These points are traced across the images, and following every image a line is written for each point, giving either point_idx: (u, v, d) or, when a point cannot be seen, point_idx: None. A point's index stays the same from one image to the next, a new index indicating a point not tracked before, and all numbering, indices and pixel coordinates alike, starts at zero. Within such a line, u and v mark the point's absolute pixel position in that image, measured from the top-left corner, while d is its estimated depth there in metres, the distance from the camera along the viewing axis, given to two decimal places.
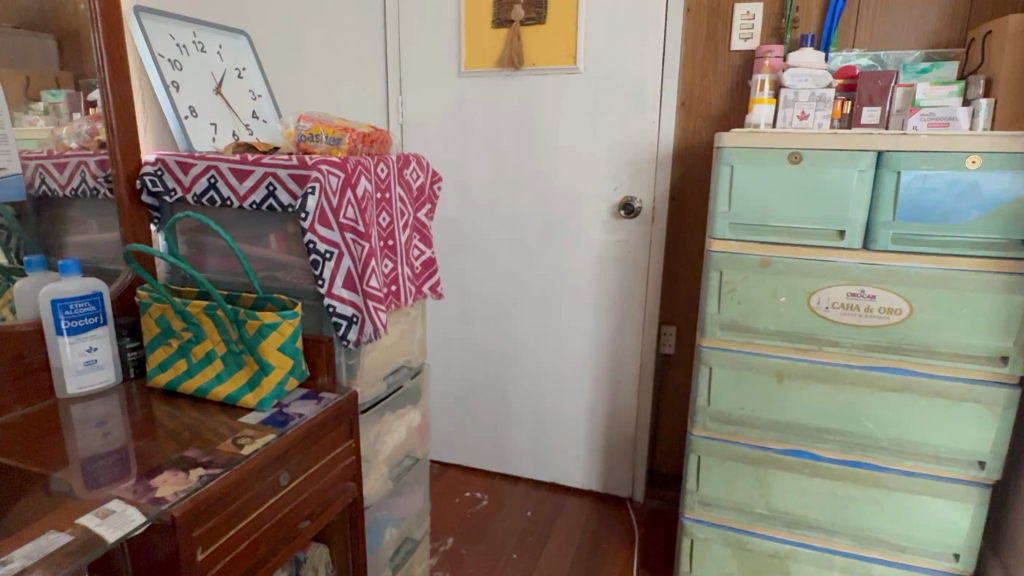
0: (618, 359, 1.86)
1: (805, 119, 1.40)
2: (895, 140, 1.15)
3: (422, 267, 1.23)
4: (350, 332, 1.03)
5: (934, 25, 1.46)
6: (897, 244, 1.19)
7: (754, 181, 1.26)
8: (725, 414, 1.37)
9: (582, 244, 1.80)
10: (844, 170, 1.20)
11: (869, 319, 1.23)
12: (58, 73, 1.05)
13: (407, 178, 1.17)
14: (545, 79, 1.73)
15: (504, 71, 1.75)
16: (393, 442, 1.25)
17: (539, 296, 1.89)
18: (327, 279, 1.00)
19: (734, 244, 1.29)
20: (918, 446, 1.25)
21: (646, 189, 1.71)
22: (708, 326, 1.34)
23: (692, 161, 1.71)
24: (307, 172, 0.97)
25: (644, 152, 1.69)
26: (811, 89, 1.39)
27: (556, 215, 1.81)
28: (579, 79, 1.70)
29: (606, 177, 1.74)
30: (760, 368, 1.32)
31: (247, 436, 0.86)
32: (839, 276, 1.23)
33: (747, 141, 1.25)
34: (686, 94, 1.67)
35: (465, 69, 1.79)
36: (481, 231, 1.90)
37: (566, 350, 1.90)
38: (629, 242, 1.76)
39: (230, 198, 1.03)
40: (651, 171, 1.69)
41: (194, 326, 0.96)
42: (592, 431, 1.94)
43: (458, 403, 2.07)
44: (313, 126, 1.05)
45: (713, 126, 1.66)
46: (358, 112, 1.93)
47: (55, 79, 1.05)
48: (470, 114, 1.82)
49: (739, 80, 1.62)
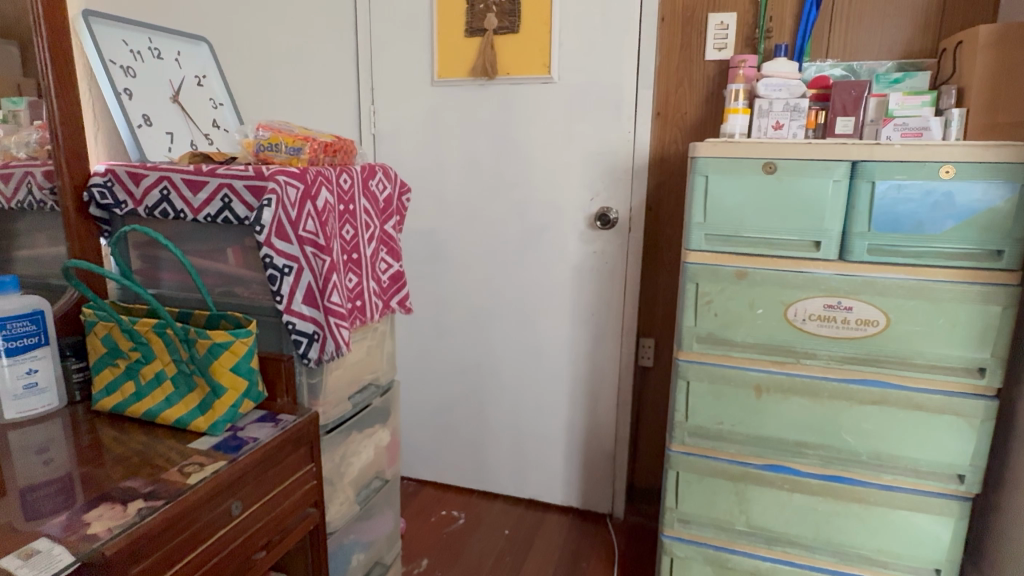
0: (597, 372, 1.82)
1: (780, 129, 1.40)
2: (868, 150, 1.14)
3: (389, 281, 1.19)
4: (310, 349, 0.99)
5: (907, 36, 1.46)
6: (873, 254, 1.18)
7: (730, 192, 1.24)
8: (704, 429, 1.34)
9: (559, 256, 1.77)
10: (819, 180, 1.18)
11: (847, 331, 1.20)
12: (22, 80, 1.01)
13: (373, 189, 1.13)
14: (520, 88, 1.70)
15: (478, 81, 1.73)
16: (360, 463, 1.20)
17: (516, 310, 1.85)
18: (286, 295, 0.96)
19: (709, 255, 1.27)
20: (899, 459, 1.23)
21: (623, 199, 1.68)
22: (685, 339, 1.31)
23: (669, 170, 1.68)
24: (263, 183, 0.93)
25: (620, 162, 1.66)
26: (786, 99, 1.39)
27: (532, 227, 1.78)
28: (555, 89, 1.67)
29: (581, 188, 1.71)
30: (738, 382, 1.29)
31: (196, 464, 0.81)
32: (817, 287, 1.21)
33: (721, 151, 1.23)
34: (658, 105, 1.65)
35: (438, 78, 1.76)
36: (456, 245, 1.87)
37: (543, 363, 1.86)
38: (606, 253, 1.73)
39: (183, 211, 0.98)
40: (626, 181, 1.67)
41: (142, 345, 0.90)
42: (570, 445, 1.90)
43: (433, 419, 2.02)
44: (273, 135, 1.02)
45: (689, 136, 1.64)
46: (329, 121, 1.89)
47: (18, 87, 1.02)
48: (444, 123, 1.79)
49: (713, 91, 1.60)
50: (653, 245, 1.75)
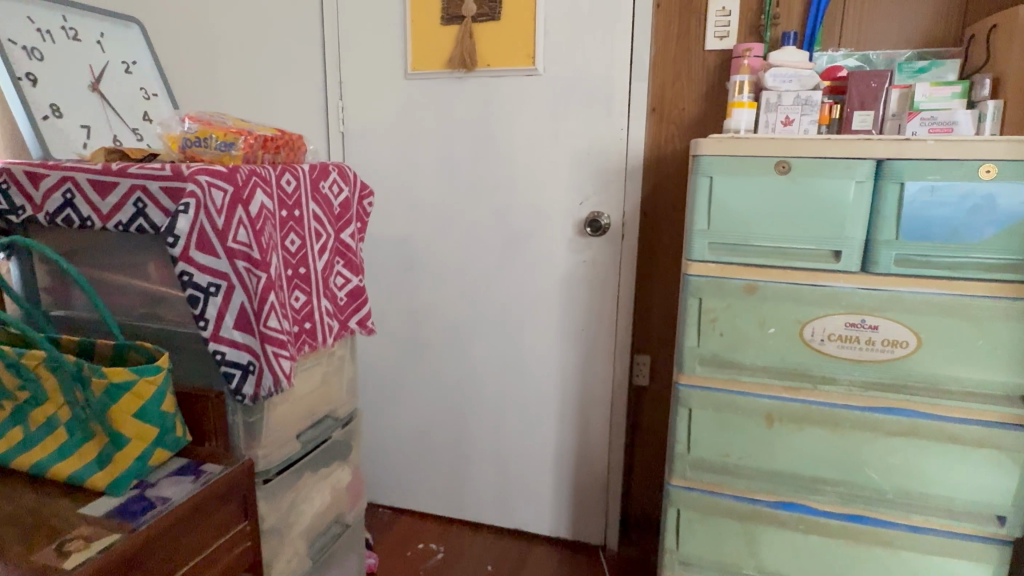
0: (588, 392, 1.67)
1: (791, 125, 1.26)
2: (896, 146, 1.00)
3: (346, 298, 1.03)
4: (245, 384, 0.83)
5: (928, 24, 1.32)
6: (900, 265, 1.03)
7: (737, 194, 1.09)
8: (707, 462, 1.18)
9: (545, 266, 1.62)
10: (839, 182, 1.04)
11: (871, 353, 1.06)
12: None
13: (326, 191, 0.96)
14: (501, 81, 1.55)
15: (455, 73, 1.57)
16: (315, 508, 1.04)
17: (498, 325, 1.70)
18: (213, 320, 0.80)
19: (714, 267, 1.12)
20: (930, 498, 1.08)
21: (615, 202, 1.53)
22: (686, 361, 1.16)
23: (665, 171, 1.53)
24: (181, 185, 0.77)
25: (612, 162, 1.51)
26: (796, 91, 1.25)
27: (516, 233, 1.62)
28: (539, 82, 1.52)
29: (570, 191, 1.56)
30: (747, 410, 1.14)
31: (80, 539, 0.64)
32: (837, 303, 1.06)
33: (727, 148, 1.08)
34: (654, 100, 1.50)
35: (412, 71, 1.60)
36: (433, 253, 1.71)
37: (529, 382, 1.71)
38: (597, 262, 1.57)
39: (90, 218, 0.82)
40: (619, 183, 1.52)
41: (30, 383, 0.73)
42: (559, 471, 1.74)
43: (411, 442, 1.86)
44: (201, 128, 0.86)
45: (688, 133, 1.49)
46: (293, 118, 1.73)
47: None
48: (419, 120, 1.63)
49: (714, 84, 1.46)
50: (649, 253, 1.59)
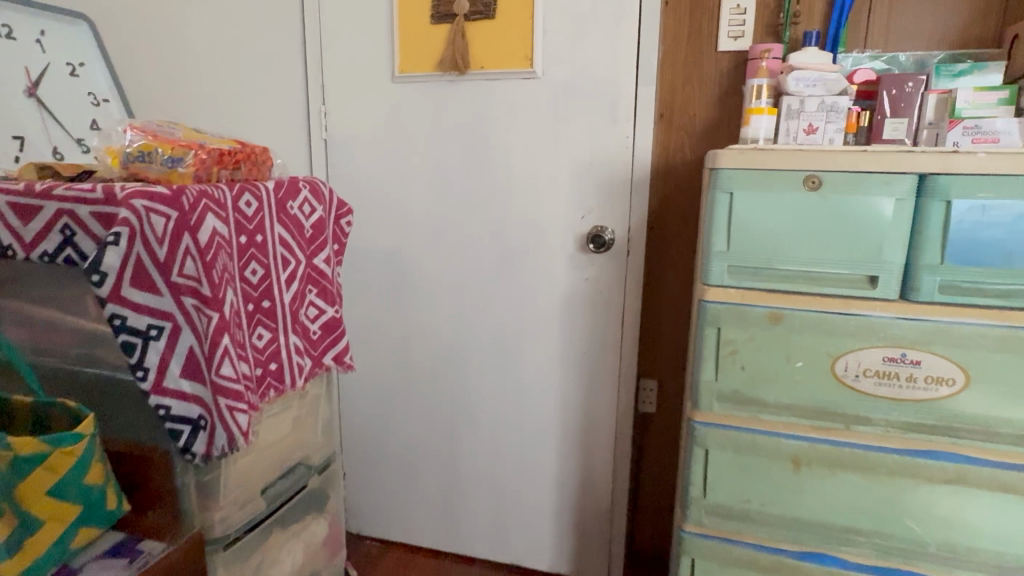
0: (590, 419, 1.55)
1: (814, 133, 1.15)
2: (942, 160, 0.88)
3: (320, 330, 0.90)
4: (195, 442, 0.71)
5: (962, 22, 1.21)
6: (945, 293, 0.92)
7: (761, 212, 0.97)
8: (726, 508, 1.06)
9: (544, 284, 1.50)
10: (876, 199, 0.92)
11: (912, 391, 0.94)
12: None
13: (295, 212, 0.84)
14: (496, 85, 1.43)
15: (446, 76, 1.45)
16: (288, 569, 0.92)
17: (493, 346, 1.58)
18: (154, 368, 0.68)
19: (734, 293, 1.00)
20: (978, 553, 0.96)
21: (620, 216, 1.41)
22: (702, 396, 1.04)
23: (674, 182, 1.41)
24: (115, 211, 0.65)
25: (616, 173, 1.39)
26: (821, 96, 1.14)
27: (512, 249, 1.50)
28: (538, 85, 1.40)
29: (571, 203, 1.44)
30: (771, 452, 1.02)
31: None
32: (874, 335, 0.94)
33: (749, 161, 0.96)
34: (662, 105, 1.39)
35: (399, 74, 1.48)
36: (423, 269, 1.59)
37: (527, 408, 1.59)
38: (600, 280, 1.46)
39: (12, 247, 0.70)
40: (624, 195, 1.40)
41: None
42: (559, 503, 1.62)
43: (400, 470, 1.74)
44: (145, 142, 0.74)
45: (699, 141, 1.38)
46: (273, 124, 1.61)
47: None
48: (407, 127, 1.51)
49: (727, 88, 1.34)
50: (656, 270, 1.47)
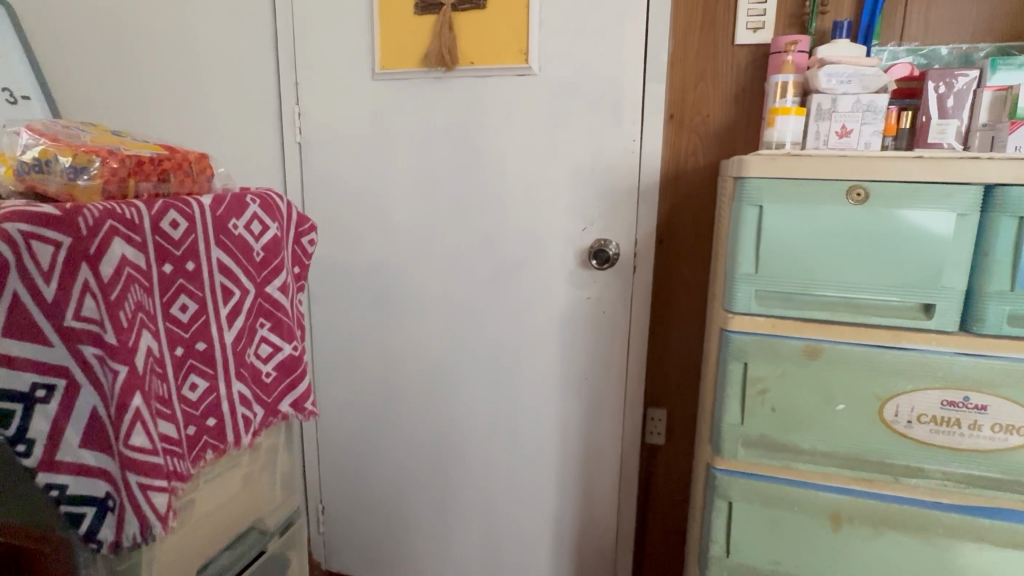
0: (592, 451, 1.40)
1: (848, 136, 1.01)
2: (1015, 168, 0.74)
3: (274, 373, 0.77)
4: (104, 527, 0.62)
5: (1012, 10, 1.07)
6: (1016, 326, 0.78)
7: (796, 230, 0.83)
8: (752, 570, 0.92)
9: (541, 303, 1.36)
10: (934, 214, 0.78)
11: (975, 441, 0.80)
12: None
13: (244, 231, 0.72)
14: (488, 83, 1.29)
15: (432, 73, 1.31)
16: None
17: (485, 371, 1.43)
18: (47, 434, 0.58)
19: (764, 322, 0.86)
20: None
21: (625, 228, 1.27)
22: (726, 442, 0.90)
23: (686, 191, 1.27)
24: None
25: (621, 181, 1.25)
26: (856, 94, 1.00)
27: (505, 264, 1.36)
28: (533, 83, 1.26)
29: (570, 214, 1.29)
30: (805, 507, 0.88)
31: None
32: (930, 375, 0.80)
33: (783, 169, 0.82)
34: (672, 105, 1.24)
35: (380, 70, 1.34)
36: (408, 287, 1.44)
37: (522, 437, 1.44)
38: (603, 299, 1.31)
39: None
40: (630, 206, 1.25)
41: None
42: (558, 543, 1.47)
43: (384, 504, 1.59)
44: (44, 148, 0.64)
45: (714, 146, 1.24)
46: (243, 126, 1.46)
47: None
48: (389, 129, 1.37)
49: (746, 86, 1.20)
50: (665, 288, 1.32)
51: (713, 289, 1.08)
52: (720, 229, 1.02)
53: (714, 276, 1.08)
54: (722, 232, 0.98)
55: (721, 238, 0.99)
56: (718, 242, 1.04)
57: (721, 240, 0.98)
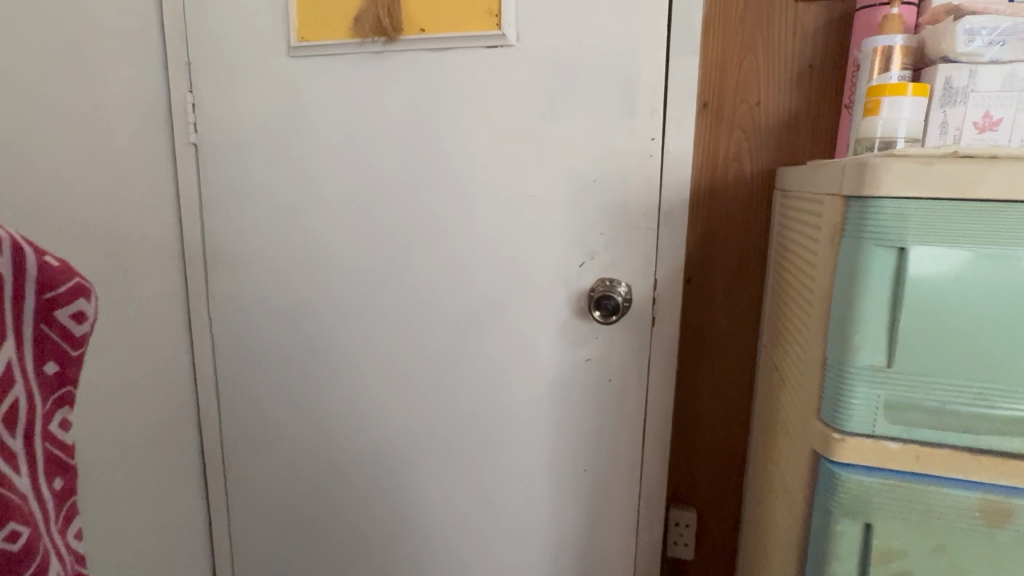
0: (592, 566, 1.02)
1: (990, 130, 0.65)
2: None
3: None
4: None
5: None
6: None
7: (967, 296, 0.46)
8: None
9: (523, 368, 0.97)
10: None
11: None
12: None
13: None
14: (445, 57, 0.91)
15: (369, 45, 0.94)
16: None
17: (446, 454, 1.05)
18: None
19: (901, 454, 0.49)
20: None
21: (640, 263, 0.89)
22: None
23: (723, 210, 0.89)
24: None
25: (637, 198, 0.87)
26: (1011, 62, 0.63)
27: (472, 311, 0.98)
28: (511, 59, 0.89)
29: (565, 245, 0.91)
30: None
31: None
32: None
33: (950, 185, 0.45)
34: (706, 87, 0.87)
35: (298, 43, 0.97)
36: (343, 340, 1.07)
37: (497, 545, 1.06)
38: (609, 362, 0.93)
39: None
40: (649, 234, 0.88)
41: None
42: None
43: None
44: None
45: (763, 146, 0.87)
46: None
47: None
48: (314, 124, 1.00)
49: (815, 60, 0.83)
50: (696, 346, 0.94)
51: (784, 364, 0.70)
52: (801, 274, 0.64)
53: (784, 343, 0.71)
54: (807, 282, 0.60)
55: (805, 292, 0.61)
56: (796, 295, 0.66)
57: (806, 296, 0.61)
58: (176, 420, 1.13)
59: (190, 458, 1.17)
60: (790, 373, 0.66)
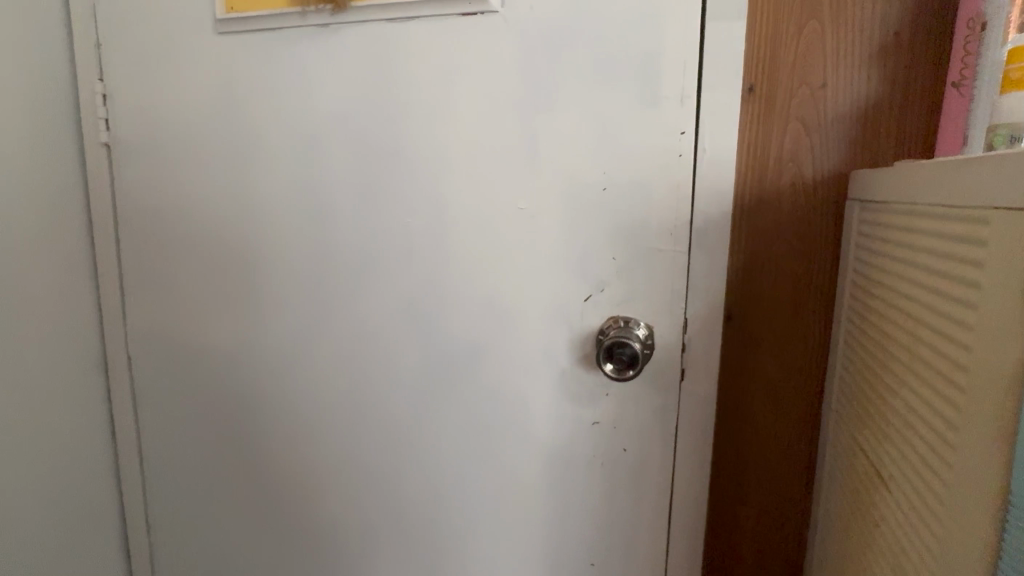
0: None
1: None
2: None
3: None
4: None
5: None
6: None
7: None
8: None
9: (510, 431, 0.75)
10: None
11: None
12: None
13: None
14: (409, 28, 0.70)
15: (312, 16, 0.74)
16: None
17: (417, 532, 0.83)
18: None
19: None
20: None
21: (664, 299, 0.67)
22: None
23: (777, 228, 0.67)
24: None
25: (659, 213, 0.66)
26: None
27: (446, 354, 0.76)
28: (492, 31, 0.68)
29: (562, 273, 0.70)
30: None
31: None
32: None
33: None
34: (753, 65, 0.66)
35: (227, 16, 0.77)
36: (284, 388, 0.86)
37: None
38: (624, 427, 0.71)
39: None
40: (676, 260, 0.66)
41: None
42: None
43: None
44: None
45: (831, 143, 0.65)
46: None
47: None
48: (249, 118, 0.80)
49: (904, 27, 0.62)
50: (737, 410, 0.71)
51: (882, 457, 0.48)
52: (930, 332, 0.43)
53: (880, 425, 0.49)
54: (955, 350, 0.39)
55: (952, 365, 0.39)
56: (913, 360, 0.45)
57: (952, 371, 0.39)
58: (84, 473, 0.94)
59: (102, 517, 0.98)
60: (904, 476, 0.44)
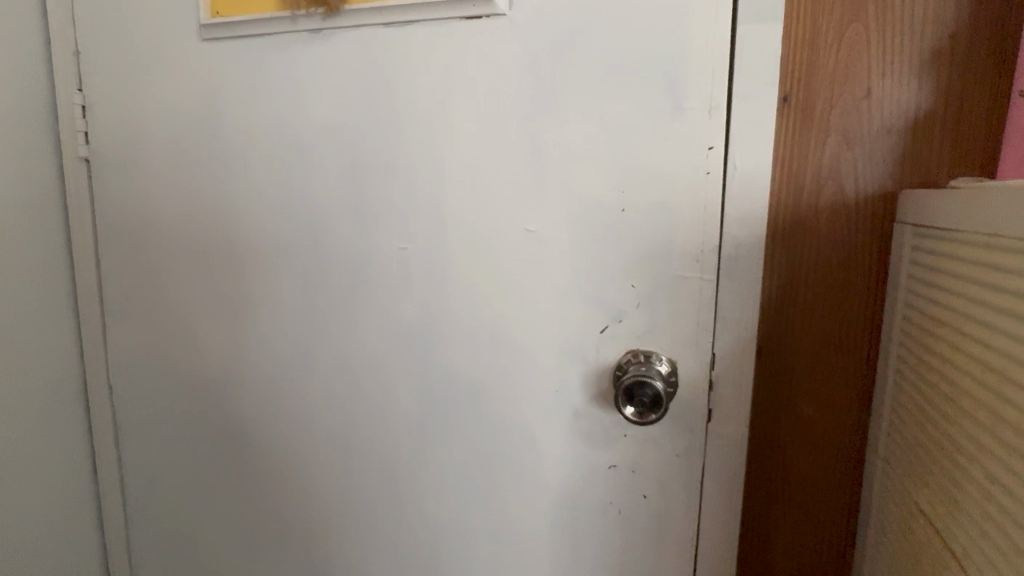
0: None
1: None
2: None
3: None
4: None
5: None
6: None
7: None
8: None
9: (518, 473, 0.69)
10: None
11: None
12: None
13: None
14: (407, 34, 0.65)
15: (302, 21, 0.68)
16: None
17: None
18: None
19: None
20: None
21: (689, 331, 0.60)
22: None
23: (816, 253, 0.61)
24: None
25: (683, 237, 0.59)
26: None
27: (448, 387, 0.70)
28: (498, 36, 0.61)
29: (575, 302, 0.63)
30: None
31: None
32: None
33: None
34: (789, 74, 0.59)
35: (211, 22, 0.72)
36: (272, 419, 0.80)
37: None
38: (644, 470, 0.64)
39: None
40: (702, 289, 0.59)
41: None
42: None
43: None
44: None
45: (876, 160, 0.58)
46: None
47: None
48: (236, 131, 0.74)
49: (960, 30, 0.55)
50: (771, 456, 0.65)
51: (967, 530, 0.42)
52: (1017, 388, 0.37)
53: (964, 493, 0.43)
54: None
55: None
56: (1000, 419, 0.39)
57: None
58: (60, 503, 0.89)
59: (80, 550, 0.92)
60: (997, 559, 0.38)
